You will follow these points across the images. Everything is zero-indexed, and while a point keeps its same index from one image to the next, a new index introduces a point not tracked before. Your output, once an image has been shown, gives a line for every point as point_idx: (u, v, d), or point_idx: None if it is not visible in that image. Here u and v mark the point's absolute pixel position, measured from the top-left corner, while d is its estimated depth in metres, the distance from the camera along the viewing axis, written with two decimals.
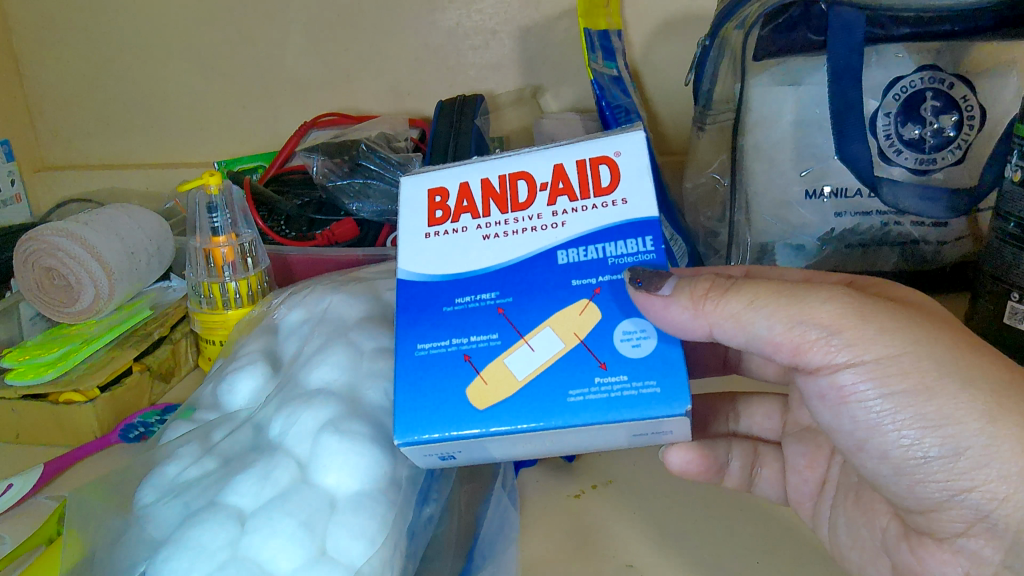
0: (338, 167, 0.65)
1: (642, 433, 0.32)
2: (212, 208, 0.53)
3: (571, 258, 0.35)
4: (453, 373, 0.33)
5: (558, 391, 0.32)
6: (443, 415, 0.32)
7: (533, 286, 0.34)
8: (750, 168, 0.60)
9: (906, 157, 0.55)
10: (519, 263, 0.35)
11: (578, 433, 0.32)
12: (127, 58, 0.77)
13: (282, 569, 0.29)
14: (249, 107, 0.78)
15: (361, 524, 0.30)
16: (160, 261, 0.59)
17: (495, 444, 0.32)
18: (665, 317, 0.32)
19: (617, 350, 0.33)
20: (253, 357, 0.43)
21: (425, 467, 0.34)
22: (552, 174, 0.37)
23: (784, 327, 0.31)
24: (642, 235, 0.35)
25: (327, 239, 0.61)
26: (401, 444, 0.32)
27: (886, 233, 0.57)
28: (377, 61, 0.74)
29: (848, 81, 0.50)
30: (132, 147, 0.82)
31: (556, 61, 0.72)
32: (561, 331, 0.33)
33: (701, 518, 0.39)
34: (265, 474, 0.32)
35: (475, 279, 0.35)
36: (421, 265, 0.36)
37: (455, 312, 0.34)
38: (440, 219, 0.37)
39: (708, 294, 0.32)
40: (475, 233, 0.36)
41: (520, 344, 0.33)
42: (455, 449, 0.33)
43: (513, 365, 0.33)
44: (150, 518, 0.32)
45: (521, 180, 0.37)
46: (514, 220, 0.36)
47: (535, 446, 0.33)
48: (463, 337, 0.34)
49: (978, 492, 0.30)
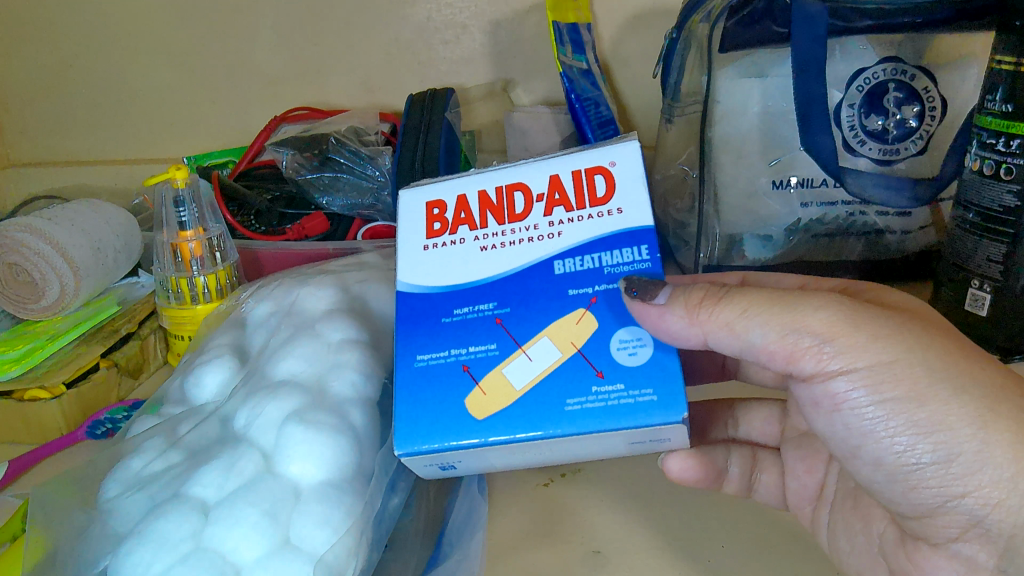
0: (308, 161, 0.64)
1: (641, 440, 0.33)
2: (178, 203, 0.53)
3: (568, 268, 0.35)
4: (451, 384, 0.33)
5: (555, 400, 0.32)
6: (442, 426, 0.32)
7: (530, 298, 0.35)
8: (718, 160, 0.60)
9: (869, 148, 0.56)
10: (515, 274, 0.35)
11: (576, 441, 0.32)
12: (92, 54, 0.76)
13: (245, 559, 0.28)
14: (219, 103, 0.77)
15: (326, 513, 0.30)
16: (127, 257, 0.58)
17: (492, 453, 0.33)
18: (661, 326, 0.32)
19: (614, 359, 0.33)
20: (220, 351, 0.42)
21: (419, 474, 0.34)
22: (549, 185, 0.37)
23: (778, 335, 0.32)
24: (638, 244, 0.35)
25: (298, 234, 0.61)
26: (401, 454, 0.32)
27: (851, 223, 0.58)
28: (347, 56, 0.73)
29: (813, 73, 0.50)
30: (102, 144, 0.81)
31: (527, 54, 0.72)
32: (558, 341, 0.33)
33: (684, 506, 0.40)
34: (229, 466, 0.32)
35: (473, 291, 0.35)
36: (421, 277, 0.36)
37: (453, 322, 0.35)
38: (438, 231, 0.37)
39: (702, 303, 0.32)
40: (472, 245, 0.36)
41: (519, 354, 0.33)
42: (455, 458, 0.33)
43: (511, 375, 0.33)
44: (114, 511, 0.32)
45: (517, 191, 0.37)
46: (511, 232, 0.36)
47: (527, 454, 0.33)
48: (461, 348, 0.34)
49: (971, 498, 0.31)
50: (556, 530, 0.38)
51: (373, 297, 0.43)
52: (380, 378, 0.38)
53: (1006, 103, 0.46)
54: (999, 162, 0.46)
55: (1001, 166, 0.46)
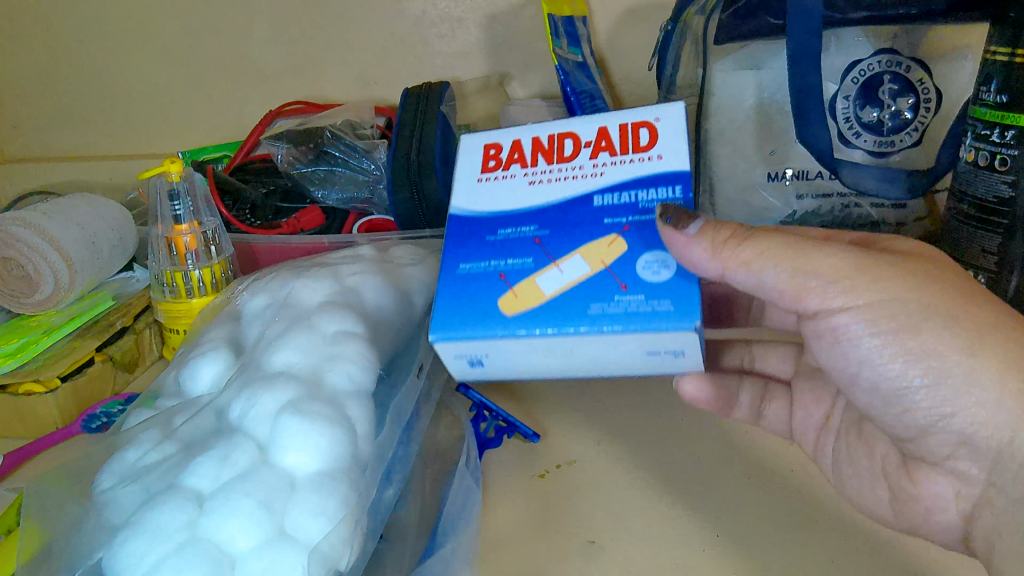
0: (304, 155, 0.65)
1: (654, 351, 0.32)
2: (173, 197, 0.52)
3: (606, 202, 0.36)
4: (487, 288, 0.34)
5: (578, 304, 0.32)
6: (476, 317, 0.33)
7: (569, 221, 0.35)
8: (714, 152, 0.60)
9: (865, 140, 0.56)
10: (555, 205, 0.36)
11: (594, 344, 0.32)
12: (87, 49, 0.76)
13: (241, 550, 0.28)
14: (215, 97, 0.77)
15: (321, 503, 0.30)
16: (122, 251, 0.58)
17: (516, 352, 0.33)
18: (686, 256, 0.32)
19: (639, 276, 0.33)
20: (216, 344, 0.42)
21: (451, 372, 0.36)
22: (597, 134, 0.38)
23: (787, 275, 0.32)
24: (673, 186, 0.35)
25: (293, 227, 0.61)
26: (434, 339, 0.33)
27: (847, 215, 0.58)
28: (343, 49, 0.73)
29: (807, 64, 0.51)
30: (96, 139, 0.81)
31: (523, 48, 0.72)
32: (589, 258, 0.34)
33: (679, 495, 0.39)
34: (225, 456, 0.32)
35: (516, 216, 0.36)
36: (472, 202, 0.38)
37: (497, 241, 0.36)
38: (491, 168, 0.39)
39: (727, 240, 0.32)
40: (521, 180, 0.38)
41: (552, 267, 0.34)
42: (483, 354, 0.34)
43: (543, 283, 0.33)
44: (109, 502, 0.32)
45: (568, 139, 0.39)
46: (557, 171, 0.37)
47: (555, 361, 0.34)
48: (501, 259, 0.35)
49: (959, 418, 0.31)
50: (552, 521, 0.38)
51: (369, 288, 0.43)
52: (377, 370, 0.38)
53: (1001, 94, 0.46)
54: (993, 152, 0.47)
55: (995, 157, 0.47)
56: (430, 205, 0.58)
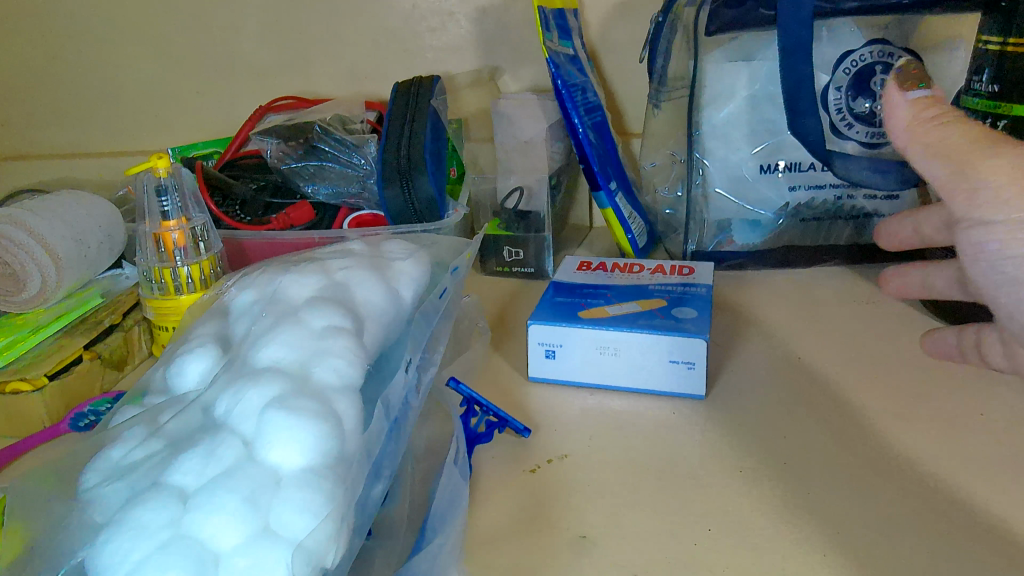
0: (294, 150, 0.64)
1: (674, 359, 0.45)
2: (160, 192, 0.52)
3: (659, 289, 0.51)
4: (570, 305, 0.49)
5: (628, 320, 0.46)
6: (561, 316, 0.48)
7: (636, 293, 0.51)
8: (706, 145, 0.59)
9: (858, 130, 0.56)
10: (627, 289, 0.51)
11: (632, 346, 0.46)
12: (75, 45, 0.76)
13: (225, 547, 0.28)
14: (205, 94, 0.77)
15: (306, 499, 0.29)
16: (110, 249, 0.58)
17: (584, 342, 0.47)
18: (894, 109, 0.41)
19: (674, 311, 0.48)
20: (204, 340, 0.42)
21: (532, 366, 0.49)
22: (664, 266, 0.55)
23: (943, 169, 0.38)
24: (692, 286, 0.51)
25: (284, 223, 0.60)
26: (530, 323, 0.47)
27: (840, 207, 0.60)
28: (334, 44, 0.73)
29: (800, 56, 0.51)
30: (83, 136, 0.80)
31: (514, 42, 0.71)
32: (642, 302, 0.49)
33: (672, 488, 0.39)
34: (210, 453, 0.31)
35: (595, 280, 0.53)
36: (566, 273, 0.55)
37: (584, 289, 0.52)
38: (591, 261, 0.57)
39: (922, 113, 0.40)
40: (600, 273, 0.55)
41: (619, 304, 0.49)
42: (558, 345, 0.47)
43: (610, 308, 0.48)
44: (92, 500, 0.31)
45: (638, 266, 0.56)
46: (627, 278, 0.54)
47: (605, 361, 0.47)
48: (585, 298, 0.50)
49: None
50: (542, 516, 0.37)
51: (358, 282, 0.43)
52: (366, 366, 0.37)
53: (993, 84, 0.47)
54: None
55: None
56: (421, 200, 0.58)
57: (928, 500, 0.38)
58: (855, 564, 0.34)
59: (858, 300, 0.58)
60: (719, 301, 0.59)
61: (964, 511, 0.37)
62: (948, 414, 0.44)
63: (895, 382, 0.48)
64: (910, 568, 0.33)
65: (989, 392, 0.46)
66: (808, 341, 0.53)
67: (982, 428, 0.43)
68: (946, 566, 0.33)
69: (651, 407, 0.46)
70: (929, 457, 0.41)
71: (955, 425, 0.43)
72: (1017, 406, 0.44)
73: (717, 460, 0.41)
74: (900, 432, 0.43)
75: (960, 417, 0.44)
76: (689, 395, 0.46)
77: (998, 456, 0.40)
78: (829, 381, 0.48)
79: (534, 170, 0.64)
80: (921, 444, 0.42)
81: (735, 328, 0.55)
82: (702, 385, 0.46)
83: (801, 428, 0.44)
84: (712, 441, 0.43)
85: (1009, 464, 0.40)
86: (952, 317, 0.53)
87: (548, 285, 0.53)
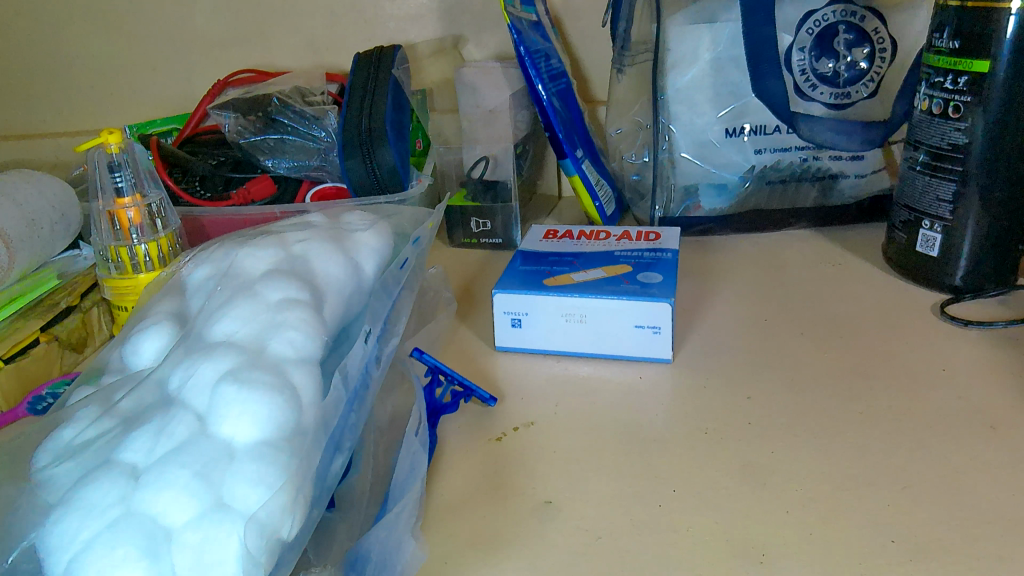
0: (252, 123, 0.63)
1: (639, 325, 0.45)
2: (113, 168, 0.51)
3: (626, 253, 0.51)
4: (535, 273, 0.49)
5: (595, 286, 0.46)
6: (528, 284, 0.47)
7: (602, 258, 0.50)
8: (672, 109, 0.59)
9: (822, 92, 0.57)
10: (593, 254, 0.51)
11: (597, 311, 0.45)
12: (27, 22, 0.74)
13: (176, 522, 0.27)
14: (161, 69, 0.75)
15: (260, 472, 0.29)
16: (65, 229, 0.56)
17: (547, 310, 0.46)
18: None
19: (639, 276, 0.47)
20: (160, 317, 0.41)
21: (499, 335, 0.48)
22: (629, 232, 0.55)
23: None
24: (659, 250, 0.51)
25: (244, 198, 0.59)
26: (495, 291, 0.47)
27: (805, 168, 0.60)
28: (292, 16, 0.71)
29: (761, 16, 0.54)
30: (37, 116, 0.78)
31: (476, 9, 0.70)
32: (609, 267, 0.49)
33: (638, 450, 0.39)
34: (162, 429, 0.31)
35: (561, 248, 0.53)
36: (533, 243, 0.54)
37: (550, 257, 0.51)
38: (559, 231, 0.56)
39: None
40: (567, 240, 0.54)
41: (585, 271, 0.49)
42: (523, 314, 0.47)
43: (576, 276, 0.48)
44: (41, 479, 0.30)
45: (604, 232, 0.55)
46: (593, 243, 0.54)
47: (571, 329, 0.47)
48: (550, 266, 0.50)
49: None
50: (508, 482, 0.37)
51: (317, 254, 0.42)
52: (324, 338, 0.37)
53: (954, 40, 0.47)
54: (947, 100, 0.48)
55: (948, 104, 0.48)
56: (383, 172, 0.57)
57: (890, 456, 0.38)
58: (817, 518, 0.34)
59: (823, 262, 0.58)
60: (688, 266, 0.58)
61: (927, 465, 0.37)
62: (912, 371, 0.45)
63: (862, 342, 0.48)
64: (869, 521, 0.34)
65: (952, 349, 0.46)
66: (775, 303, 0.53)
67: (944, 384, 0.43)
68: (907, 519, 0.34)
69: (618, 373, 0.46)
70: (891, 416, 0.41)
71: (918, 382, 0.44)
72: (979, 362, 0.45)
73: (683, 423, 0.41)
74: (866, 390, 0.43)
75: (925, 374, 0.44)
76: (656, 358, 0.46)
77: (955, 411, 0.41)
78: (795, 342, 0.48)
79: (499, 138, 0.64)
80: (885, 402, 0.42)
81: (703, 292, 0.55)
82: (668, 348, 0.46)
83: (767, 389, 0.44)
84: (678, 405, 0.43)
85: (970, 419, 0.40)
86: (914, 276, 0.54)
87: (515, 254, 0.52)
